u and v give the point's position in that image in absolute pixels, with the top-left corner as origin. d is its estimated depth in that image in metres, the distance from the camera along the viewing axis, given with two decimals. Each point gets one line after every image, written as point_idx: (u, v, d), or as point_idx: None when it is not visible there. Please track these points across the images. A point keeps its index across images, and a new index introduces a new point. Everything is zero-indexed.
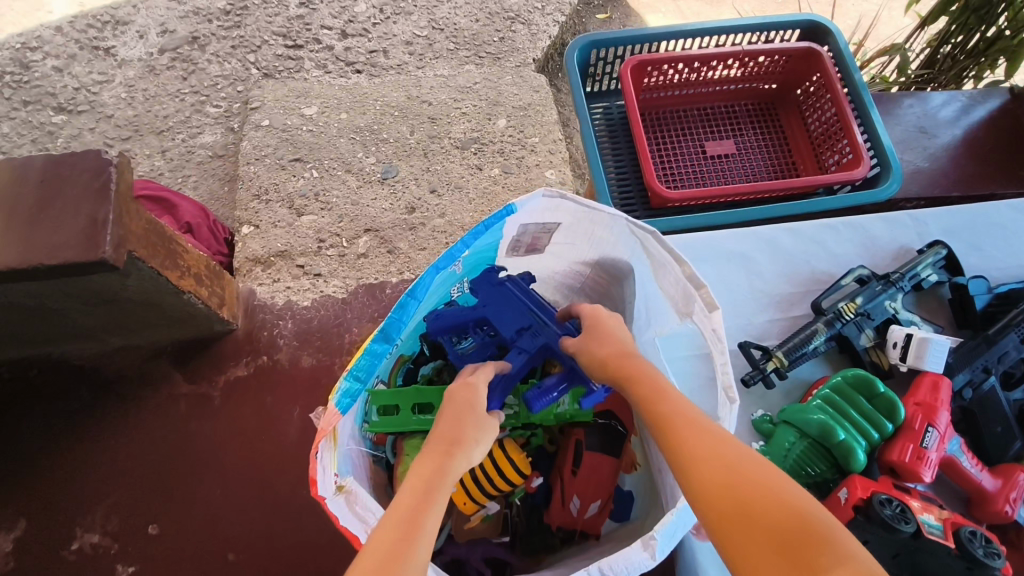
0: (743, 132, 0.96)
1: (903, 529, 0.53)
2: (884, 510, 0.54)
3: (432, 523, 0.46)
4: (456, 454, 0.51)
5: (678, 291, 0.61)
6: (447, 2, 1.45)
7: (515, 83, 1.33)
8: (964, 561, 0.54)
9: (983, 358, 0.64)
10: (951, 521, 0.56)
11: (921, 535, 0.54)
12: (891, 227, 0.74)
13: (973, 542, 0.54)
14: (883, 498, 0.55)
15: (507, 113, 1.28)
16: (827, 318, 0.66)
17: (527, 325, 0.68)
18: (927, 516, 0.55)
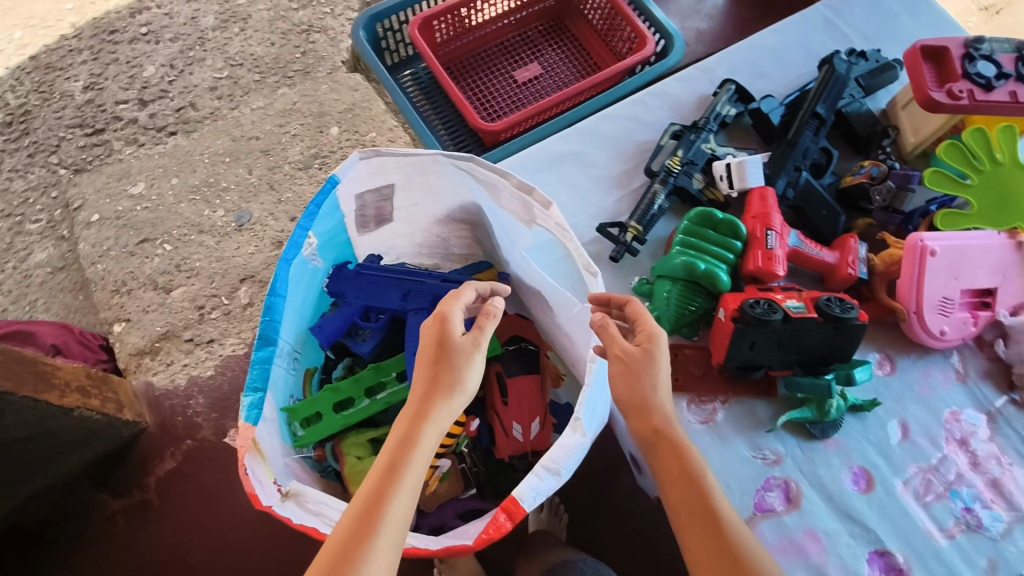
0: (543, 51, 1.02)
1: (773, 318, 0.61)
2: (753, 311, 0.62)
3: (397, 515, 0.46)
4: (426, 424, 0.50)
5: (517, 203, 0.65)
6: (236, 36, 1.36)
7: (333, 88, 1.31)
8: (830, 324, 0.62)
9: (792, 159, 0.72)
10: (811, 298, 0.64)
11: (789, 318, 0.62)
12: (687, 82, 0.81)
13: (831, 306, 0.62)
14: (750, 301, 0.62)
15: (336, 120, 1.28)
16: (660, 178, 0.73)
17: (408, 290, 0.74)
18: (790, 301, 0.63)
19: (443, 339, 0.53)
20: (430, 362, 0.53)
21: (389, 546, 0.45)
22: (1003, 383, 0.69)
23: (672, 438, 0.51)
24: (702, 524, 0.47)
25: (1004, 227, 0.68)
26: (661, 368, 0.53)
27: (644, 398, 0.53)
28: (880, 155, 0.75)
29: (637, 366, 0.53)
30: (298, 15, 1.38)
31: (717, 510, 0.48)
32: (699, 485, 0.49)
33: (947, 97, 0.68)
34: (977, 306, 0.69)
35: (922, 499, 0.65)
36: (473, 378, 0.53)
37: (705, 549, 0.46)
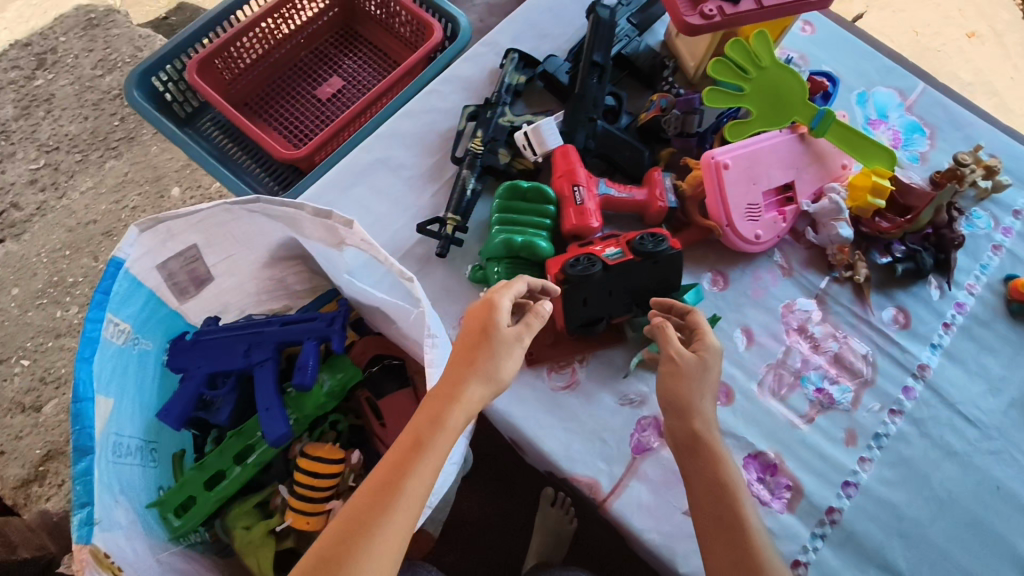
0: (340, 62, 0.99)
1: (593, 271, 0.63)
2: (575, 270, 0.63)
3: (415, 494, 0.47)
4: (453, 408, 0.50)
5: (321, 229, 0.63)
6: (43, 120, 1.24)
7: (163, 148, 1.23)
8: (648, 261, 0.64)
9: (585, 111, 0.74)
10: (627, 240, 0.65)
11: (609, 267, 0.63)
12: (475, 60, 0.82)
13: (645, 243, 0.64)
14: (569, 262, 0.63)
15: (175, 179, 1.21)
16: (466, 163, 0.73)
17: (247, 345, 0.71)
18: (608, 250, 0.65)
19: (487, 324, 0.53)
20: (475, 342, 0.53)
21: (405, 518, 0.47)
22: (823, 266, 0.75)
23: (706, 442, 0.57)
24: (723, 527, 0.54)
25: (783, 124, 0.73)
26: (703, 378, 0.58)
27: (686, 401, 0.58)
28: (665, 86, 0.78)
29: (687, 368, 0.58)
30: (105, 81, 1.26)
31: (742, 518, 0.54)
32: (727, 489, 0.55)
33: (702, 19, 0.72)
34: (782, 202, 0.75)
35: (778, 393, 0.70)
36: (507, 371, 0.53)
37: (722, 551, 0.53)
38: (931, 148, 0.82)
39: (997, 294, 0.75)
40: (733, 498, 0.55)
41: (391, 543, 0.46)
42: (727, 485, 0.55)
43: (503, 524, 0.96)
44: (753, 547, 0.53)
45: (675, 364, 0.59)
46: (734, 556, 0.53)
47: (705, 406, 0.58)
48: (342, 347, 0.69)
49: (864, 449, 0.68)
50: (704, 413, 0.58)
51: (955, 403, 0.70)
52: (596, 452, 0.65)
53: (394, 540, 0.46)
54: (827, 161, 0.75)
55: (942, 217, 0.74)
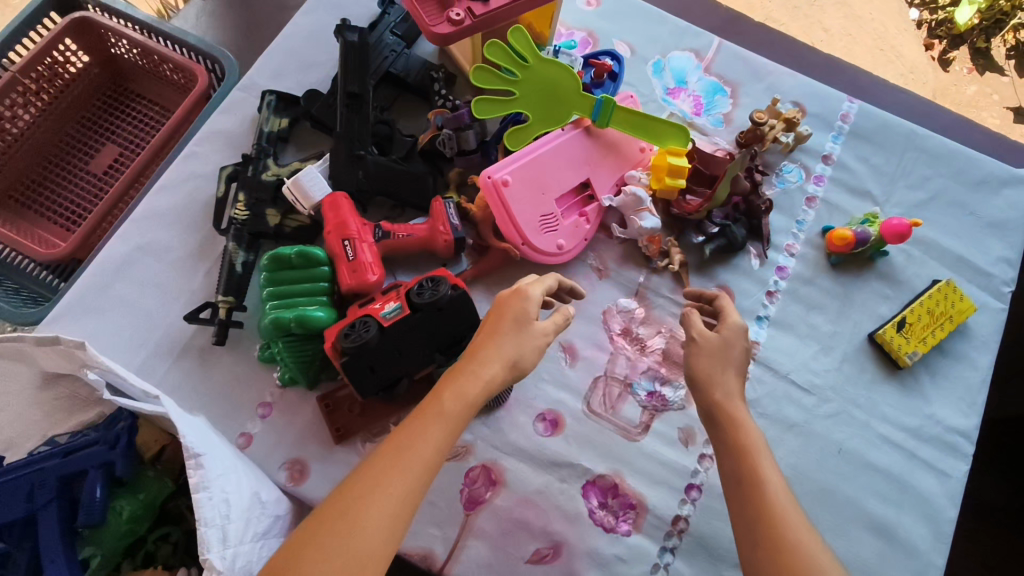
0: (113, 127, 0.88)
1: (369, 336, 0.57)
2: (350, 340, 0.57)
3: (424, 460, 0.47)
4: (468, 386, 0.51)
5: (59, 356, 0.55)
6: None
7: None
8: (430, 311, 0.59)
9: (351, 148, 0.67)
10: (406, 291, 0.60)
11: (386, 328, 0.58)
12: (233, 110, 0.73)
13: (423, 293, 0.59)
14: (343, 331, 0.58)
15: None
16: (230, 234, 0.65)
17: (26, 485, 0.60)
18: (386, 307, 0.59)
19: (514, 309, 0.55)
20: (499, 324, 0.54)
21: (411, 481, 0.45)
22: (639, 260, 0.71)
23: (729, 412, 0.53)
24: (750, 486, 0.48)
25: (564, 121, 0.68)
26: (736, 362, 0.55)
27: (723, 383, 0.54)
28: (439, 100, 0.72)
29: (722, 351, 0.55)
30: None
31: (759, 473, 0.49)
32: (748, 453, 0.50)
33: (451, 26, 0.65)
34: (584, 202, 0.70)
35: (610, 408, 0.66)
36: (528, 359, 0.54)
37: (741, 499, 0.48)
38: (734, 107, 0.79)
39: (817, 250, 0.73)
40: (757, 459, 0.50)
41: (387, 514, 0.44)
42: (748, 443, 0.51)
43: None
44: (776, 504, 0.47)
45: (698, 349, 0.56)
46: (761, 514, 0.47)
47: (732, 378, 0.55)
48: (128, 468, 0.61)
49: (703, 446, 0.65)
50: (732, 390, 0.54)
51: (788, 373, 0.68)
52: (424, 521, 0.61)
53: (396, 506, 0.44)
54: (621, 149, 0.71)
55: (741, 184, 0.70)
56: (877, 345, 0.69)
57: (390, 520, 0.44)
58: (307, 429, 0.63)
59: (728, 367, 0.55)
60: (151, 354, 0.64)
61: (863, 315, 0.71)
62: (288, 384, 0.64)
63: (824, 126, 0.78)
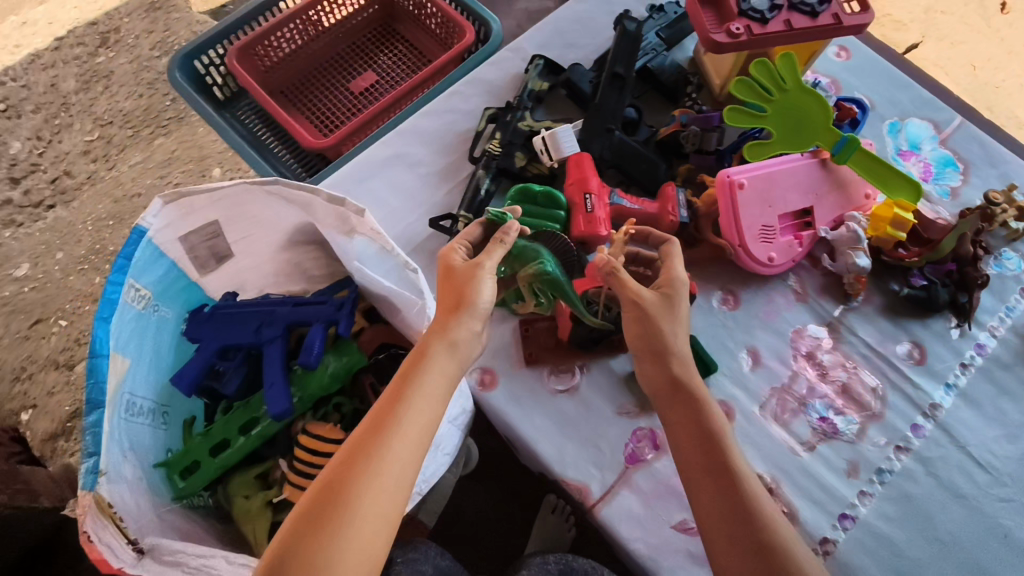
0: (376, 57, 1.01)
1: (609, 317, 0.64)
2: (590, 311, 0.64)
3: (406, 445, 0.48)
4: (427, 361, 0.53)
5: (334, 216, 0.66)
6: (101, 95, 1.42)
7: (209, 132, 1.41)
8: None
9: (602, 121, 0.74)
10: (647, 278, 0.66)
11: None
12: (500, 64, 0.82)
13: None
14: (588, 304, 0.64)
15: (216, 161, 1.38)
16: (482, 164, 0.74)
17: (258, 322, 0.74)
18: None
19: (460, 292, 0.56)
20: (450, 305, 0.56)
21: (404, 446, 0.48)
22: (837, 295, 0.73)
23: (687, 384, 0.56)
24: (713, 482, 0.52)
25: (805, 147, 0.71)
26: (678, 308, 0.58)
27: (661, 340, 0.57)
28: (688, 102, 0.78)
29: (671, 303, 0.58)
30: (160, 63, 1.44)
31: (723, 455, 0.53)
32: (711, 437, 0.54)
33: (728, 37, 0.70)
34: (799, 227, 0.73)
35: (780, 418, 0.68)
36: (486, 297, 0.56)
37: (711, 487, 0.52)
38: (964, 184, 0.80)
39: (1021, 339, 0.72)
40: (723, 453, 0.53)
41: (376, 499, 0.46)
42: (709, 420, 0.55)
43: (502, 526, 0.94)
44: (745, 497, 0.51)
45: (657, 296, 0.59)
46: (726, 511, 0.50)
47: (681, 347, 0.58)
48: (346, 331, 0.73)
49: (865, 483, 0.65)
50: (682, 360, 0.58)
51: (967, 446, 0.67)
52: (588, 457, 0.66)
53: (393, 471, 0.47)
54: (849, 190, 0.73)
55: (965, 250, 0.70)
56: None
57: (393, 492, 0.47)
58: (501, 346, 0.70)
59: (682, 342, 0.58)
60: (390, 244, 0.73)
61: None
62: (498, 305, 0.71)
63: None
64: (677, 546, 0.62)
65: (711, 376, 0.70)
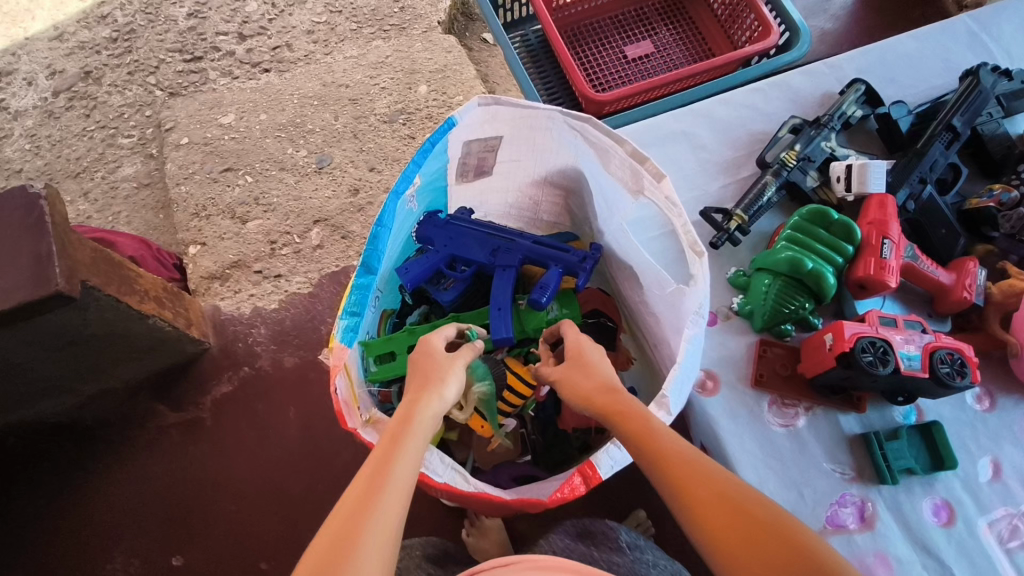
0: (657, 30, 0.99)
1: (880, 371, 0.58)
2: (862, 357, 0.58)
3: (396, 508, 0.43)
4: (416, 423, 0.49)
5: (626, 171, 0.64)
6: None
7: (426, 48, 1.36)
8: (934, 382, 0.58)
9: (918, 170, 0.68)
10: (929, 347, 0.59)
11: (899, 372, 0.58)
12: (812, 77, 0.78)
13: (942, 364, 0.58)
14: (862, 348, 0.58)
15: (425, 79, 1.32)
16: (773, 170, 0.70)
17: (497, 245, 0.74)
18: (905, 349, 0.59)
19: (435, 366, 0.55)
20: (428, 377, 0.54)
21: (397, 506, 0.43)
22: None
23: (616, 403, 0.51)
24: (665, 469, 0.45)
25: None
26: (596, 364, 0.55)
27: (585, 388, 0.54)
28: (1013, 179, 0.70)
29: (580, 363, 0.56)
30: None
31: (664, 448, 0.46)
32: (647, 429, 0.48)
33: None
34: None
35: (1005, 544, 0.61)
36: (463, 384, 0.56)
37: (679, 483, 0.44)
38: None
39: None
40: (664, 450, 0.46)
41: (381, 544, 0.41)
42: (673, 454, 0.46)
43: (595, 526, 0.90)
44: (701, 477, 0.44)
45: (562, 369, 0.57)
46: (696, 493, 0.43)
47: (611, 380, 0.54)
48: (583, 286, 0.71)
49: None
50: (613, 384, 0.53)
51: None
52: (787, 500, 0.62)
53: (393, 515, 0.42)
54: None
55: None
56: None
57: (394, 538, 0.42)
58: (733, 357, 0.67)
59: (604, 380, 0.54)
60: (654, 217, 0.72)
61: None
62: (743, 315, 0.68)
63: None
64: None
65: (944, 472, 0.63)
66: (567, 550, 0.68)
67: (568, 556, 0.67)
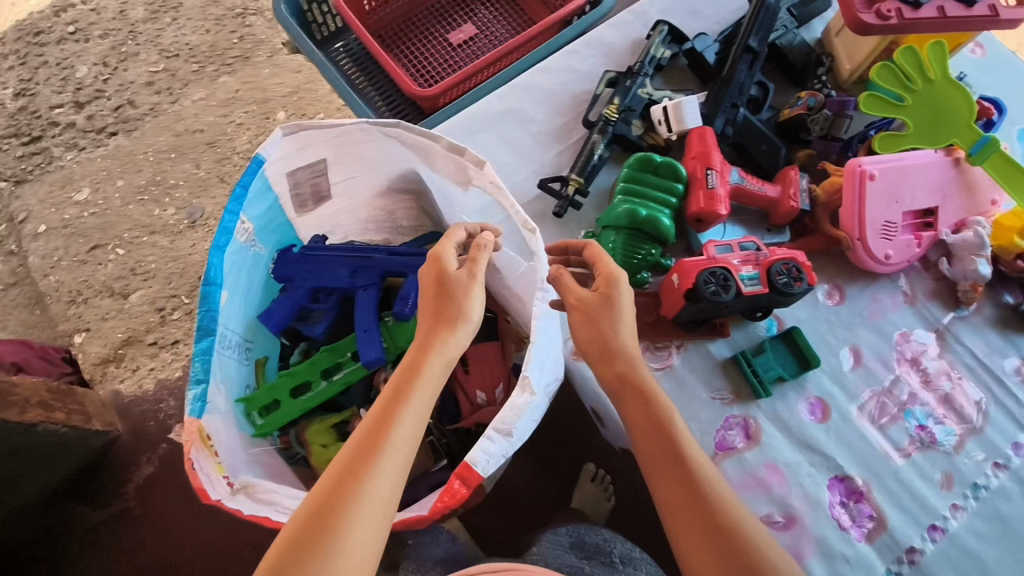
0: (476, 11, 0.98)
1: (725, 297, 0.60)
2: (707, 288, 0.60)
3: (396, 466, 0.46)
4: (419, 382, 0.50)
5: (451, 165, 0.64)
6: (168, 27, 1.32)
7: (275, 73, 1.30)
8: (776, 295, 0.62)
9: (728, 96, 0.71)
10: (765, 263, 0.62)
11: (742, 294, 0.61)
12: (620, 27, 0.80)
13: (780, 276, 0.61)
14: (704, 280, 0.60)
15: (281, 105, 1.28)
16: (599, 128, 0.71)
17: (354, 266, 0.73)
18: (744, 270, 0.62)
19: (456, 300, 0.54)
20: (444, 318, 0.53)
21: (394, 475, 0.46)
22: (947, 301, 0.71)
23: (634, 382, 0.53)
24: (670, 468, 0.49)
25: (940, 144, 0.68)
26: (619, 309, 0.55)
27: (606, 342, 0.54)
28: (816, 85, 0.75)
29: (610, 302, 0.54)
30: None
31: (681, 451, 0.49)
32: (663, 428, 0.50)
33: (877, 18, 0.66)
34: (919, 226, 0.70)
35: (877, 421, 0.66)
36: (477, 312, 0.54)
37: (674, 493, 0.48)
38: None
39: None
40: (676, 454, 0.49)
41: (371, 515, 0.44)
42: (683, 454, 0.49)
43: (537, 498, 0.92)
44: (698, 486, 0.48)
45: (593, 296, 0.55)
46: (685, 501, 0.47)
47: (630, 345, 0.55)
48: None
49: (958, 496, 0.64)
50: (632, 353, 0.54)
51: None
52: None
53: (386, 492, 0.45)
54: (974, 194, 0.70)
55: None
56: None
57: (381, 511, 0.45)
58: None
59: (625, 343, 0.54)
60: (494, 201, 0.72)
61: None
62: None
63: None
64: None
65: (810, 370, 0.67)
66: (557, 561, 0.69)
67: (557, 566, 0.68)
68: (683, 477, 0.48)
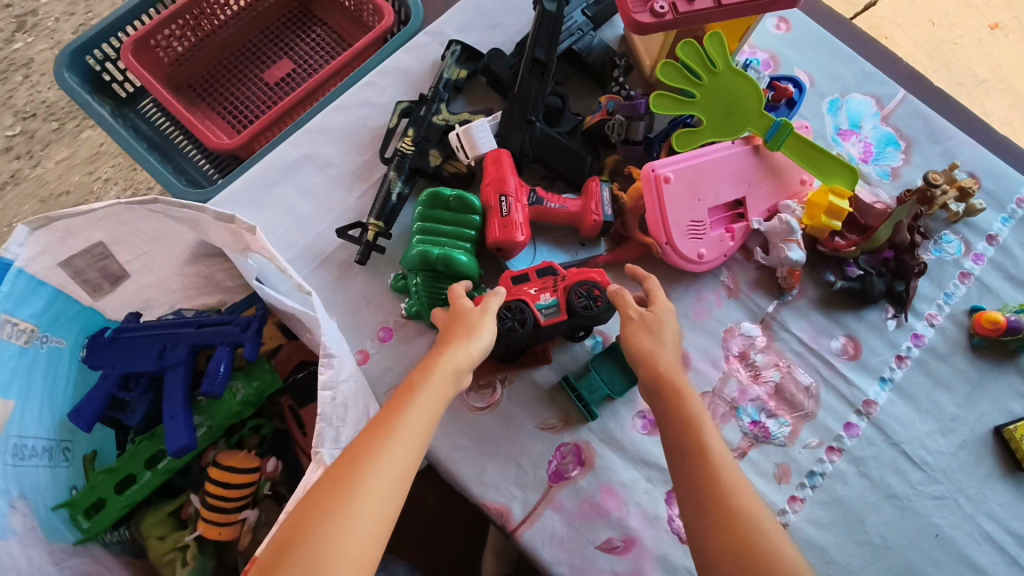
0: (292, 44, 0.94)
1: (523, 329, 0.59)
2: (504, 325, 0.59)
3: (409, 458, 0.44)
4: (433, 376, 0.49)
5: (225, 233, 0.60)
6: (21, 85, 1.22)
7: None
8: (576, 318, 0.61)
9: (523, 113, 0.69)
10: (563, 288, 0.61)
11: (540, 324, 0.60)
12: (416, 51, 0.77)
13: (577, 299, 0.61)
14: (499, 316, 0.59)
15: None
16: (395, 164, 0.68)
17: (161, 346, 0.69)
18: (542, 299, 0.61)
19: (471, 322, 0.54)
20: (463, 330, 0.53)
21: (404, 457, 0.44)
22: (770, 288, 0.71)
23: (673, 386, 0.53)
24: (693, 463, 0.48)
25: (737, 135, 0.67)
26: (664, 330, 0.56)
27: (645, 351, 0.55)
28: (615, 88, 0.73)
29: (654, 326, 0.56)
30: None
31: (707, 448, 0.48)
32: (695, 426, 0.50)
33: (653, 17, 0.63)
34: (732, 219, 0.69)
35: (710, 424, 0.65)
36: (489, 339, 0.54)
37: (699, 496, 0.46)
38: (904, 163, 0.76)
39: (959, 327, 0.70)
40: (712, 452, 0.48)
41: (379, 496, 0.42)
42: (716, 454, 0.48)
43: (436, 527, 0.91)
44: (722, 480, 0.46)
45: (635, 319, 0.57)
46: (708, 501, 0.46)
47: (674, 357, 0.55)
48: (256, 352, 0.67)
49: (795, 488, 0.63)
50: (669, 358, 0.55)
51: (900, 443, 0.66)
52: (508, 477, 0.62)
53: (396, 475, 0.43)
54: (781, 177, 0.69)
55: (902, 238, 0.67)
56: (1002, 440, 0.66)
57: (389, 496, 0.42)
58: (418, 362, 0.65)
59: (667, 358, 0.55)
60: (297, 255, 0.69)
61: (992, 407, 0.68)
62: (414, 317, 0.65)
63: (996, 206, 0.74)
64: (601, 567, 0.59)
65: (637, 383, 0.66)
66: None
67: None
68: (721, 475, 0.47)
